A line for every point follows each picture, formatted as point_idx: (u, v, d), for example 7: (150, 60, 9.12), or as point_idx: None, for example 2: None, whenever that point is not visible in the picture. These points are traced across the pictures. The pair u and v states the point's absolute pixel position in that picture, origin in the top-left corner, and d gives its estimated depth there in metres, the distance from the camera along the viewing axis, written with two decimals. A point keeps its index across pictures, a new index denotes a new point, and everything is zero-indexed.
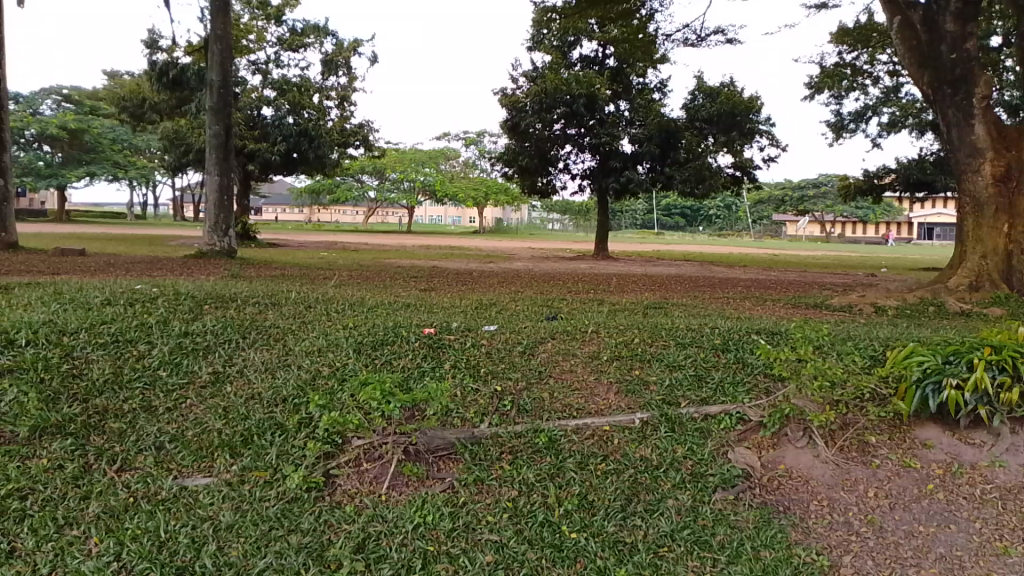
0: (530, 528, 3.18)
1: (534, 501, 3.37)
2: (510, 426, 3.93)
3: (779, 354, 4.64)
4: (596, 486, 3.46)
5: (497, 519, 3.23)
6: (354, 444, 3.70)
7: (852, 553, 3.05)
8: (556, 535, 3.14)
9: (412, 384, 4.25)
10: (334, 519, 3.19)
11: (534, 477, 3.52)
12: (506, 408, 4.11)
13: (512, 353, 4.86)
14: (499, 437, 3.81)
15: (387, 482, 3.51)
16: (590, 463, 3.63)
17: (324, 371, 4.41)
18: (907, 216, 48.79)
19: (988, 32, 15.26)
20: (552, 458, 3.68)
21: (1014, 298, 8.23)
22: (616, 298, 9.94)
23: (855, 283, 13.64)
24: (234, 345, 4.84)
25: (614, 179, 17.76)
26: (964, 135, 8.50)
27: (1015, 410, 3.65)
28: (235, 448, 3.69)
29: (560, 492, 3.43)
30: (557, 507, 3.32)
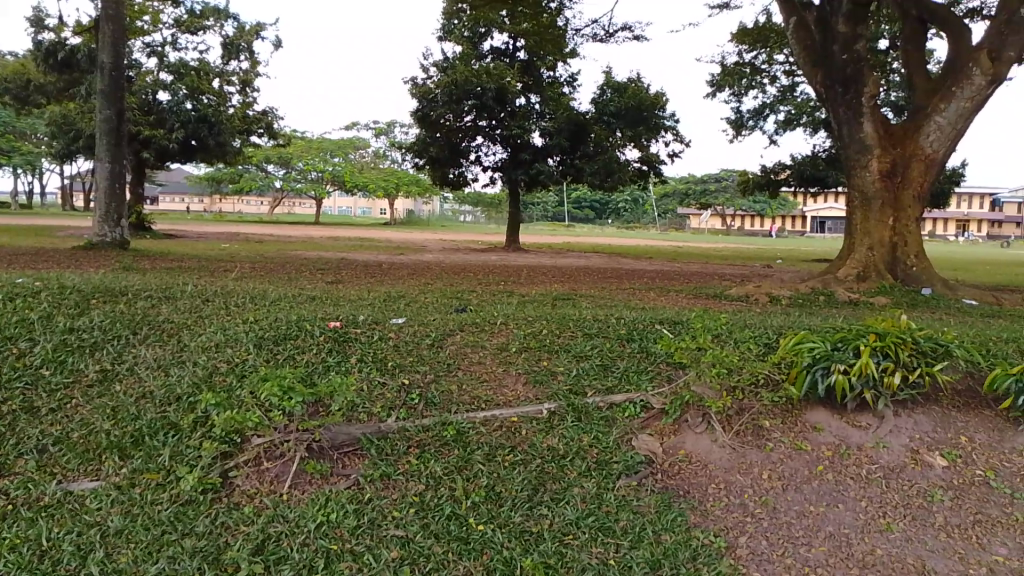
0: (436, 522, 3.10)
1: (440, 494, 3.29)
2: (417, 420, 3.84)
3: (680, 344, 4.74)
4: (503, 477, 3.42)
5: (402, 514, 3.13)
6: (253, 443, 3.51)
7: (746, 534, 3.13)
8: (463, 528, 3.07)
9: (315, 379, 4.10)
10: (230, 521, 3.02)
11: (441, 470, 3.44)
12: (414, 402, 4.02)
13: (419, 346, 4.76)
14: (406, 432, 3.70)
15: (288, 481, 3.36)
16: (496, 455, 3.59)
17: (222, 368, 4.20)
18: (800, 210, 51.39)
19: (875, 35, 16.23)
20: (459, 450, 3.61)
21: (898, 288, 8.75)
22: (526, 291, 9.94)
23: (752, 274, 14.17)
24: (124, 341, 4.52)
25: (524, 171, 17.80)
26: (855, 132, 8.95)
27: (897, 394, 3.81)
28: (125, 449, 3.45)
29: (467, 485, 3.37)
30: (464, 499, 3.26)
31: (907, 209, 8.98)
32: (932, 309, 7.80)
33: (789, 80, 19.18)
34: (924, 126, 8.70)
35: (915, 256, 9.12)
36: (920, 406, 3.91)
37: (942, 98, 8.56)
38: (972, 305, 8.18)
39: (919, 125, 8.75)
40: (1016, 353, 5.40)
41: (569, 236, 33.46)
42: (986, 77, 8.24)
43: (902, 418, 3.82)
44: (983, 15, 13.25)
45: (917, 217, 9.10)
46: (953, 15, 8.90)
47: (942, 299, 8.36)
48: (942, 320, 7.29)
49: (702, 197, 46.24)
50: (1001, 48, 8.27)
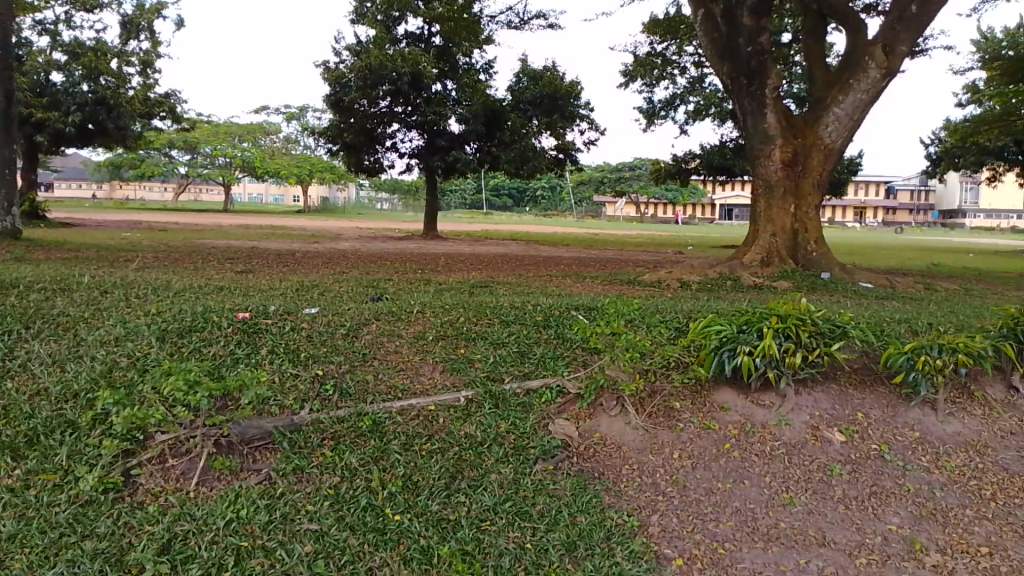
0: (352, 513, 3.04)
1: (356, 486, 3.23)
2: (332, 411, 3.76)
3: (594, 330, 4.82)
4: (421, 466, 3.38)
5: (317, 507, 3.06)
6: (157, 440, 3.34)
7: (658, 512, 3.22)
8: (379, 519, 3.02)
9: (224, 373, 3.96)
10: (133, 521, 2.89)
11: (357, 461, 3.37)
12: (328, 393, 3.93)
13: (334, 336, 4.65)
14: (321, 423, 3.61)
15: (195, 479, 3.22)
16: (414, 444, 3.54)
17: (122, 363, 3.99)
18: (709, 198, 53.02)
19: (779, 29, 16.86)
20: (375, 441, 3.55)
21: (799, 273, 9.15)
22: (443, 279, 9.87)
23: (664, 260, 14.56)
24: (15, 336, 4.26)
25: (440, 158, 17.65)
26: (759, 123, 9.31)
27: (798, 372, 3.99)
28: (18, 450, 3.24)
29: (384, 475, 3.31)
30: (381, 490, 3.21)
31: (807, 198, 9.40)
32: (830, 292, 8.21)
33: (698, 71, 19.72)
34: (823, 117, 9.11)
35: (814, 242, 9.54)
36: (818, 384, 4.09)
37: (840, 90, 9.00)
38: (867, 289, 8.64)
39: (819, 116, 9.16)
40: (905, 333, 5.75)
41: (488, 223, 33.52)
42: (881, 70, 8.76)
43: (803, 396, 4.01)
44: (876, 11, 13.98)
45: (816, 205, 9.53)
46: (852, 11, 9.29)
47: (840, 283, 8.80)
48: (839, 303, 7.68)
49: (617, 185, 47.21)
50: (894, 43, 8.77)
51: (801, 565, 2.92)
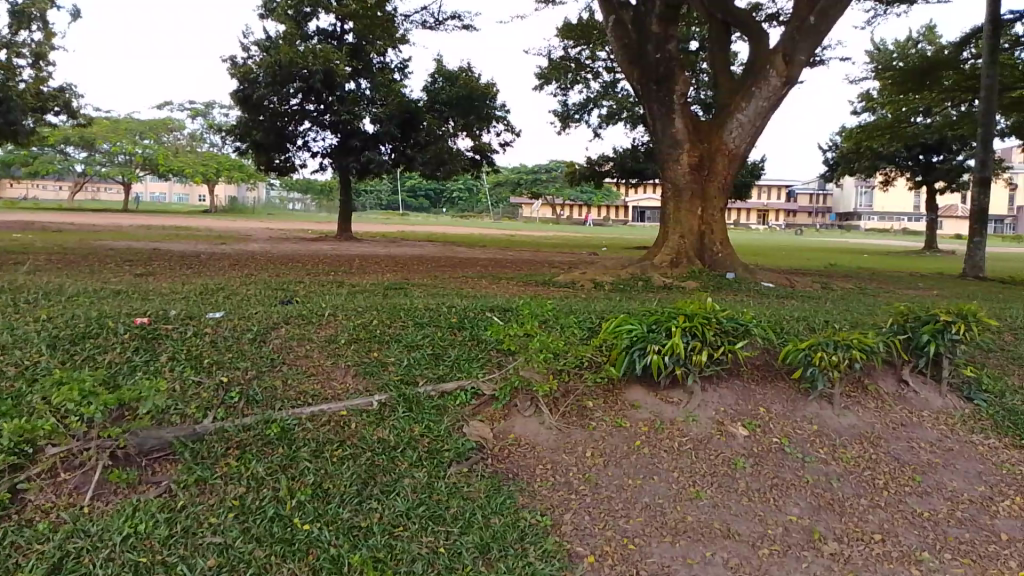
0: (258, 525, 2.93)
1: (263, 496, 3.10)
2: (237, 419, 3.60)
3: (509, 331, 4.81)
4: (331, 473, 3.28)
5: (221, 519, 2.93)
6: (47, 453, 3.13)
7: (571, 510, 3.24)
8: (287, 529, 2.92)
9: (119, 382, 3.74)
10: (21, 540, 2.70)
11: (264, 471, 3.24)
12: (233, 400, 3.76)
13: (239, 341, 4.47)
14: (224, 432, 3.46)
15: (89, 493, 3.03)
16: (324, 451, 3.44)
17: (9, 372, 3.72)
18: (623, 200, 54.28)
19: (687, 36, 17.40)
20: (284, 448, 3.42)
21: (706, 273, 9.44)
22: (357, 281, 9.67)
23: (579, 261, 14.80)
24: None
25: (355, 159, 17.34)
26: (667, 127, 9.56)
27: (705, 369, 4.08)
28: None
29: (292, 484, 3.20)
30: (289, 499, 3.10)
31: (713, 200, 9.73)
32: (734, 291, 8.51)
33: (611, 76, 20.15)
34: (727, 123, 9.43)
35: (720, 243, 9.87)
36: (724, 380, 4.23)
37: (743, 97, 9.31)
38: (769, 288, 9.00)
39: (723, 122, 9.48)
40: (802, 330, 6.03)
41: (405, 224, 33.17)
42: (781, 78, 9.07)
43: (710, 392, 4.13)
44: (778, 21, 14.61)
45: (722, 208, 9.88)
46: (754, 21, 9.68)
47: (744, 282, 9.12)
48: (743, 302, 7.95)
49: (533, 186, 47.63)
50: (794, 51, 9.05)
51: (707, 557, 2.98)
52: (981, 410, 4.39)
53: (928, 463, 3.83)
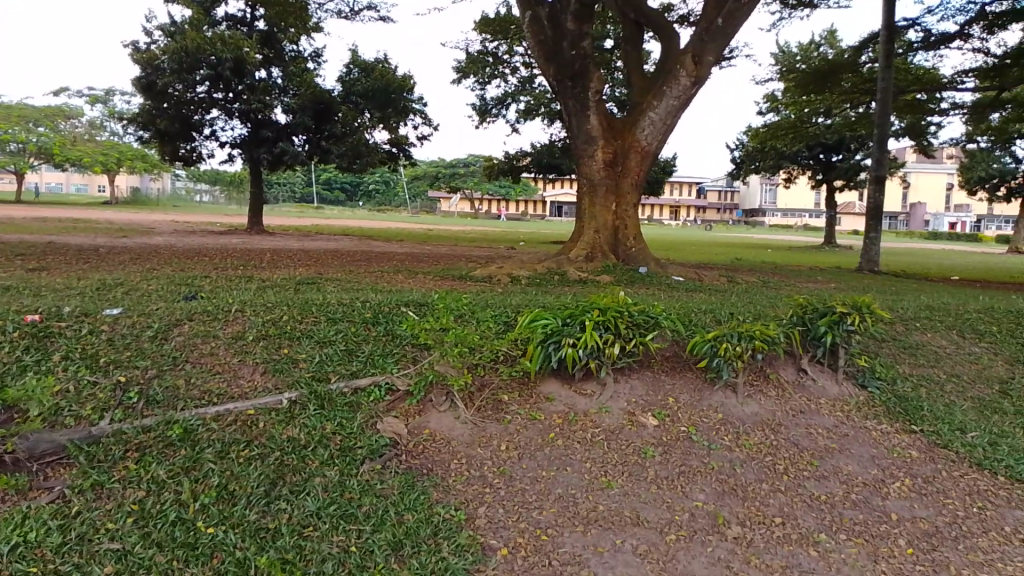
0: (159, 529, 2.79)
1: (164, 500, 2.95)
2: (137, 421, 3.42)
3: (424, 326, 4.74)
4: (238, 474, 3.14)
5: (119, 525, 2.78)
6: None
7: (484, 504, 3.23)
8: (190, 533, 2.79)
9: (6, 384, 3.51)
10: None
11: (166, 473, 3.08)
12: (132, 401, 3.57)
13: (139, 339, 4.23)
14: (123, 434, 3.28)
15: None
16: (231, 451, 3.29)
17: None
18: (541, 195, 54.81)
19: (602, 34, 17.66)
20: (187, 450, 3.27)
21: (619, 267, 9.62)
22: (267, 275, 9.37)
23: (496, 256, 14.80)
24: None
25: (266, 150, 16.79)
26: (582, 124, 9.68)
27: (617, 362, 4.16)
28: None
29: (196, 486, 3.05)
30: (192, 502, 2.95)
31: (627, 196, 9.91)
32: (646, 285, 8.70)
33: (528, 72, 20.28)
34: (640, 121, 9.62)
35: (634, 238, 10.03)
36: (635, 371, 4.33)
37: (654, 96, 9.51)
38: (679, 282, 9.24)
39: (636, 120, 9.66)
40: (709, 322, 6.24)
41: (319, 218, 32.41)
42: (691, 78, 9.30)
43: (621, 384, 4.22)
44: (688, 23, 15.02)
45: (635, 203, 10.05)
46: (666, 21, 9.88)
47: (656, 277, 9.33)
48: (655, 296, 8.12)
49: (451, 180, 47.39)
50: (702, 52, 9.30)
51: (617, 545, 3.02)
52: (874, 398, 4.65)
53: (825, 448, 4.01)
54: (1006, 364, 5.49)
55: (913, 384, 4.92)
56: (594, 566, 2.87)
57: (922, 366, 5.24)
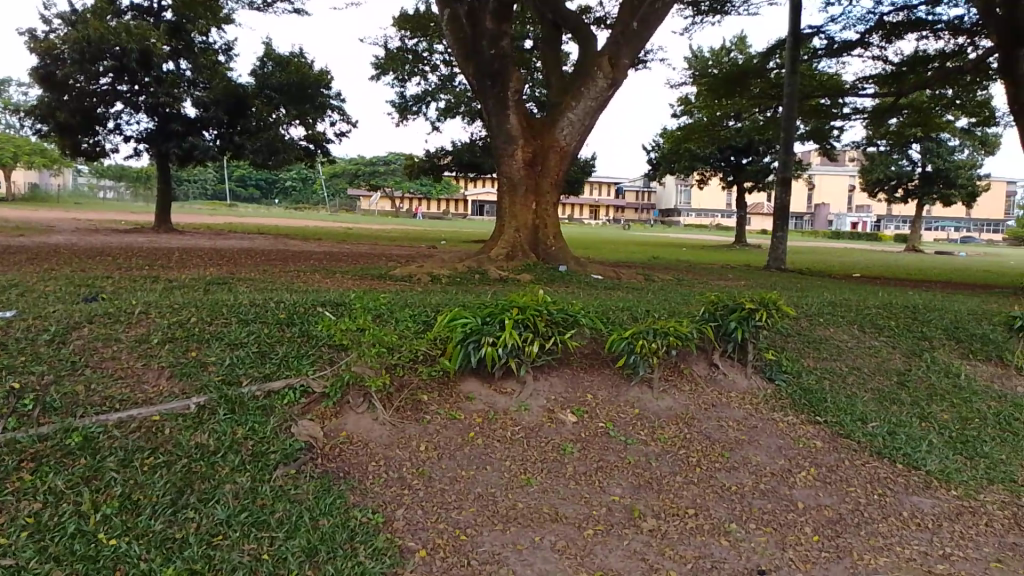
0: (56, 543, 2.62)
1: (63, 511, 2.77)
2: (31, 429, 3.20)
3: (341, 325, 4.50)
4: (143, 483, 2.96)
5: (12, 540, 2.60)
6: None
7: (403, 506, 3.14)
8: (90, 545, 2.62)
9: None
10: None
11: (63, 484, 2.89)
12: (26, 408, 3.33)
13: (34, 343, 3.96)
14: (17, 444, 3.08)
15: None
16: (134, 460, 3.09)
17: None
18: (463, 195, 54.71)
19: (522, 35, 17.71)
20: (87, 459, 3.06)
21: (539, 266, 9.66)
22: (175, 275, 8.95)
23: (417, 255, 14.64)
24: None
25: (175, 144, 15.90)
26: (502, 124, 9.67)
27: (536, 360, 4.15)
28: None
29: (97, 497, 2.87)
30: (93, 513, 2.78)
31: (547, 195, 9.94)
32: (566, 283, 8.77)
33: (448, 70, 20.18)
34: (559, 121, 9.68)
35: (553, 236, 10.08)
36: (553, 368, 4.34)
37: (573, 96, 9.59)
38: (598, 280, 9.35)
39: (555, 120, 9.71)
40: (626, 318, 6.33)
41: (232, 216, 31.31)
42: (607, 80, 9.42)
43: (540, 381, 4.23)
44: (605, 26, 15.26)
45: (555, 202, 10.11)
46: (583, 23, 10.00)
47: (574, 275, 9.41)
48: (573, 294, 8.19)
49: (371, 178, 46.66)
50: (618, 55, 9.45)
51: (535, 542, 3.00)
52: (781, 390, 4.81)
53: (736, 440, 4.12)
54: (902, 357, 5.78)
55: (816, 376, 5.12)
56: (512, 565, 2.85)
57: (825, 358, 5.47)
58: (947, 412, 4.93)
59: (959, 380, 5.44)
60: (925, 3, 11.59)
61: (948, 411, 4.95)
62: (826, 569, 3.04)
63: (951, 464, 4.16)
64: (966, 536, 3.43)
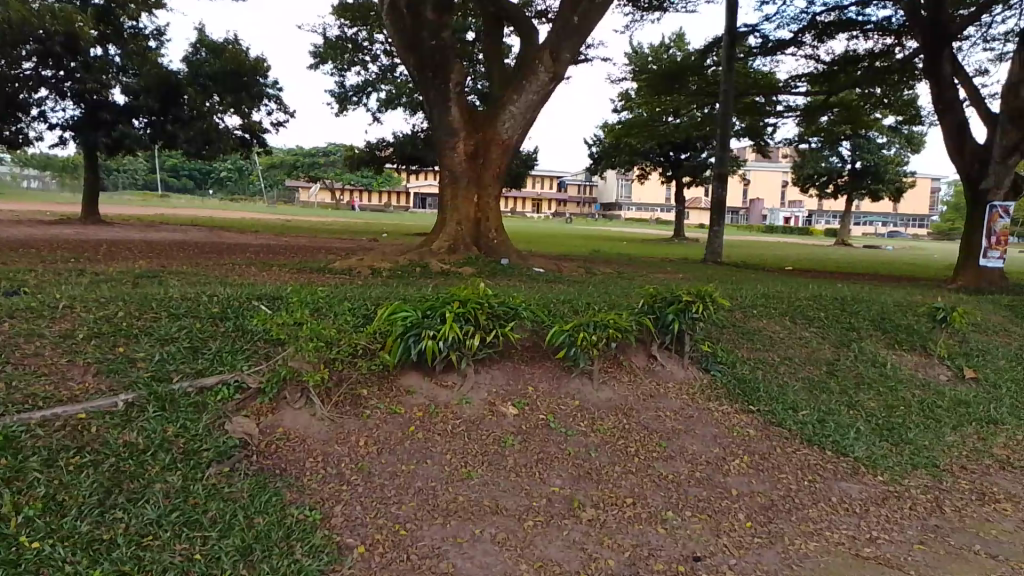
0: None
1: None
2: None
3: (278, 320, 4.38)
4: (67, 483, 2.79)
5: None
6: None
7: (341, 502, 3.08)
8: (12, 550, 2.43)
9: None
10: None
11: None
12: None
13: None
14: None
15: None
16: (57, 459, 2.92)
17: None
18: (405, 187, 54.13)
19: (464, 26, 17.59)
20: (7, 458, 2.85)
21: (481, 259, 9.61)
22: (103, 269, 8.60)
23: (358, 248, 14.42)
24: None
25: (103, 133, 15.47)
26: (443, 116, 9.58)
27: (477, 353, 4.12)
28: None
29: (19, 497, 2.67)
30: (14, 516, 2.58)
31: (489, 188, 9.90)
32: (508, 276, 8.76)
33: (389, 61, 19.91)
34: (500, 114, 9.64)
35: (495, 230, 10.04)
36: (495, 362, 4.33)
37: (514, 90, 9.56)
38: (539, 273, 9.37)
39: (496, 113, 9.67)
40: (566, 312, 6.35)
41: (164, 207, 30.25)
42: (548, 74, 9.41)
43: (481, 374, 4.21)
44: (547, 19, 15.27)
45: (497, 195, 10.08)
46: (524, 16, 9.97)
47: (516, 268, 9.41)
48: (515, 287, 8.19)
49: (310, 170, 45.67)
50: (559, 49, 9.46)
51: (476, 535, 2.98)
52: (716, 380, 4.90)
53: (673, 429, 4.17)
54: (832, 347, 5.96)
55: (751, 366, 5.23)
56: (453, 558, 2.81)
57: (758, 349, 5.59)
58: (874, 400, 5.11)
59: (885, 370, 5.63)
60: (855, 4, 11.96)
61: (875, 399, 5.13)
62: (759, 554, 3.10)
63: (877, 450, 4.30)
64: (892, 520, 3.54)
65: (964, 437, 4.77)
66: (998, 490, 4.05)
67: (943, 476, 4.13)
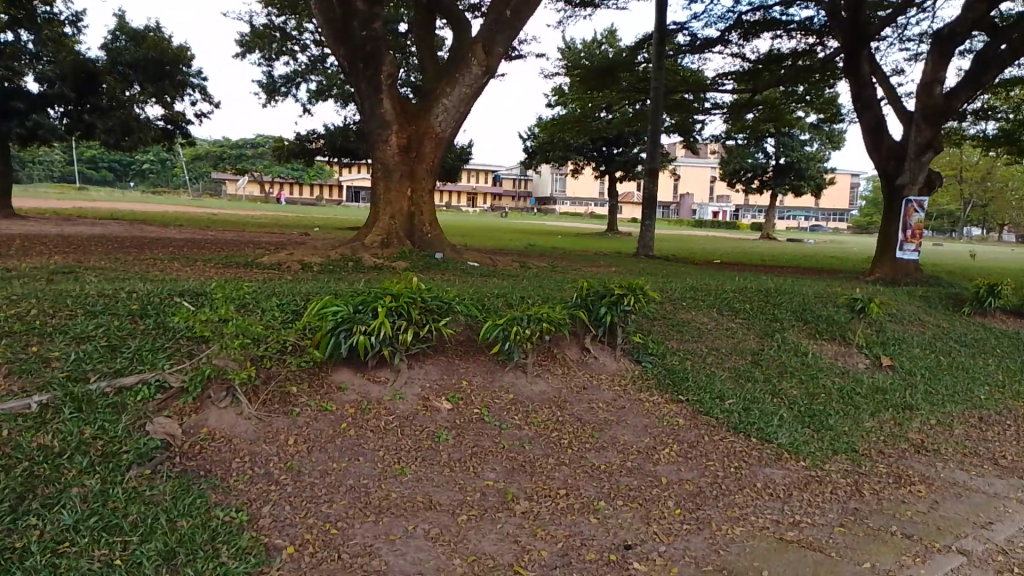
0: None
1: None
2: None
3: (201, 316, 4.22)
4: None
5: None
6: None
7: (269, 502, 2.99)
8: None
9: None
10: None
11: None
12: None
13: None
14: None
15: None
16: None
17: None
18: (336, 181, 53.05)
19: (396, 18, 17.33)
20: None
21: (415, 253, 9.51)
22: (12, 264, 8.12)
23: (287, 242, 14.09)
24: None
25: (16, 123, 14.30)
26: (375, 108, 9.43)
27: (410, 348, 4.08)
28: None
29: None
30: None
31: (422, 181, 9.81)
32: (442, 271, 8.70)
33: (318, 51, 19.49)
34: (433, 108, 9.56)
35: (428, 224, 9.98)
36: (428, 357, 4.29)
37: (447, 83, 9.48)
38: (473, 267, 9.34)
39: (429, 106, 9.58)
40: (496, 305, 6.34)
41: (79, 200, 28.78)
42: (481, 68, 9.37)
43: (414, 369, 4.17)
44: (480, 12, 15.19)
45: (430, 189, 10.00)
46: (456, 9, 9.90)
47: (450, 262, 9.35)
48: (448, 281, 8.13)
49: (238, 162, 44.26)
50: (492, 43, 9.43)
51: (409, 531, 2.94)
52: (647, 371, 4.99)
53: (604, 421, 4.22)
54: (756, 338, 6.14)
55: (680, 357, 5.34)
56: (385, 555, 2.76)
57: (687, 341, 5.70)
58: (797, 388, 5.28)
59: (807, 359, 5.84)
60: (780, 4, 12.32)
61: (797, 387, 5.30)
62: (687, 540, 3.16)
63: (800, 437, 4.45)
64: (814, 504, 3.67)
65: (881, 423, 4.97)
66: (913, 472, 4.24)
67: (862, 460, 4.30)
